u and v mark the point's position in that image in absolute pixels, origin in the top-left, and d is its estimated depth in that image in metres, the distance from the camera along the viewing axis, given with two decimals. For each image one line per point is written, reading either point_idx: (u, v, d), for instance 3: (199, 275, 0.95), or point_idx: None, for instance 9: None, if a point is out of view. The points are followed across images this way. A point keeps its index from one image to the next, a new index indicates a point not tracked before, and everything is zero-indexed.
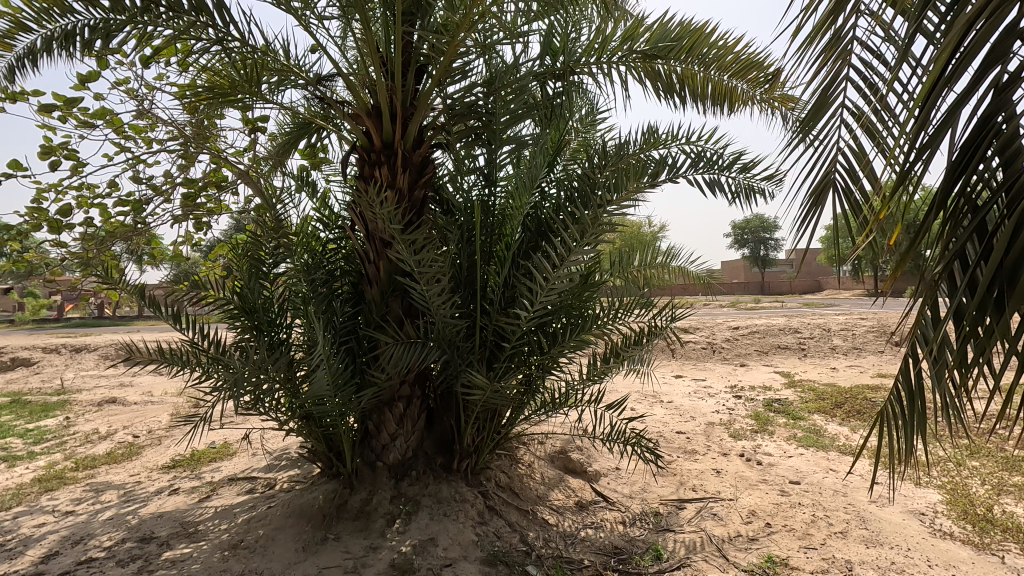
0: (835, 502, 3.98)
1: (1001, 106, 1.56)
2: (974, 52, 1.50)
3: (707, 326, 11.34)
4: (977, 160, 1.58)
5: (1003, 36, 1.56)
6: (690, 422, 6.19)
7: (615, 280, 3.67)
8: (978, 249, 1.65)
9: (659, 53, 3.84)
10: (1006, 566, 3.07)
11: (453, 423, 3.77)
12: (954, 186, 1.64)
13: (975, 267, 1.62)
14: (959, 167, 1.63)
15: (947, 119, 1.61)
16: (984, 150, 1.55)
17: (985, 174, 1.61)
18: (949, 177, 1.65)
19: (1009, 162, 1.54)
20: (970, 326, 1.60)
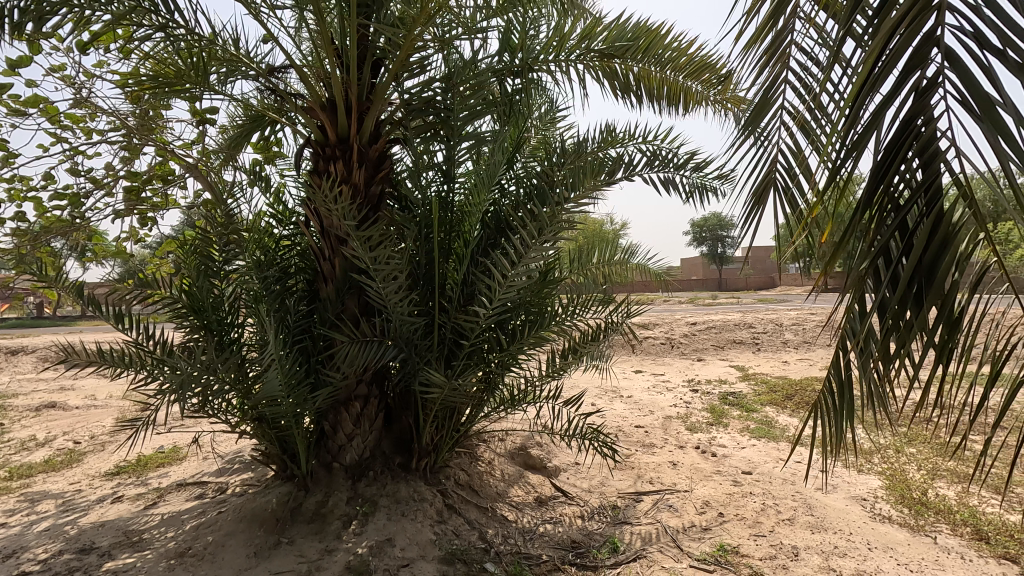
0: (784, 490, 4.13)
1: (920, 109, 1.63)
2: (896, 56, 1.56)
3: (667, 322, 11.58)
4: (899, 161, 1.64)
5: (923, 42, 1.63)
6: (648, 416, 6.32)
7: (575, 278, 3.77)
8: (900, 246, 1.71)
9: (616, 53, 3.90)
10: (938, 546, 3.26)
11: (411, 422, 3.74)
12: (879, 185, 1.70)
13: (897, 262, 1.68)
14: (883, 168, 1.68)
15: (872, 121, 1.67)
16: (906, 152, 1.61)
17: (906, 174, 1.67)
18: (874, 177, 1.70)
19: (927, 163, 1.60)
20: (892, 319, 1.66)
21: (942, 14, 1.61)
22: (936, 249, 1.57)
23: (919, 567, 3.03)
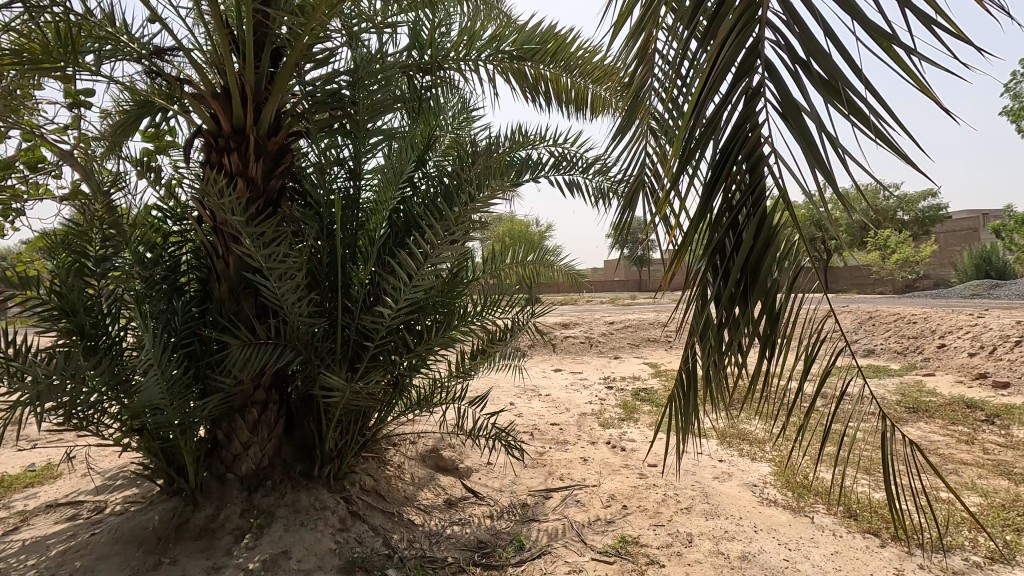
0: (684, 480, 4.35)
1: (751, 111, 1.21)
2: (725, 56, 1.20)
3: (586, 321, 11.90)
4: (735, 165, 1.20)
5: (745, 24, 1.22)
6: (564, 414, 6.46)
7: (487, 279, 3.74)
8: (730, 248, 1.26)
9: (524, 55, 3.92)
10: (816, 524, 3.55)
11: (314, 428, 3.58)
12: (714, 197, 1.24)
13: (729, 265, 1.26)
14: (717, 175, 1.23)
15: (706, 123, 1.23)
16: (740, 156, 1.19)
17: (739, 179, 1.23)
18: (708, 186, 1.24)
19: (757, 167, 1.19)
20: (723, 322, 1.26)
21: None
22: (761, 243, 1.19)
23: (797, 544, 3.27)
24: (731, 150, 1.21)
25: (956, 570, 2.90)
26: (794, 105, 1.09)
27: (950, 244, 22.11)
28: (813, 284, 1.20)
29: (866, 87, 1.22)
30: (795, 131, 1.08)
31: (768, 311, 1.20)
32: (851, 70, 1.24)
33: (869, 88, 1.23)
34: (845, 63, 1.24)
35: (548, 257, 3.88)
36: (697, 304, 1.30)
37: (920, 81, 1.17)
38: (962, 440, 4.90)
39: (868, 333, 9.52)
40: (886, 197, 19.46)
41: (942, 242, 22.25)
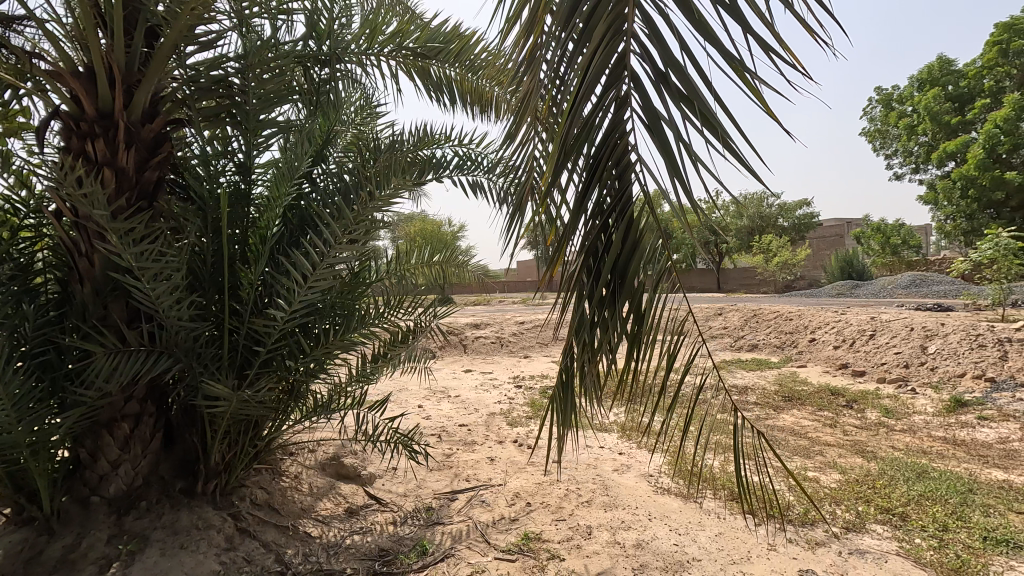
0: (586, 474, 4.49)
1: (620, 118, 1.25)
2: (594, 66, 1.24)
3: (497, 321, 11.99)
4: (607, 169, 1.24)
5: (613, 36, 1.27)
6: (472, 414, 6.45)
7: (390, 279, 3.57)
8: (604, 250, 1.31)
9: (429, 53, 3.86)
10: (703, 509, 3.80)
11: (197, 441, 3.30)
12: (589, 199, 1.27)
13: (602, 266, 1.31)
14: (591, 178, 1.26)
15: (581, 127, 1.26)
16: (611, 160, 1.23)
17: (611, 182, 1.27)
18: (584, 188, 1.27)
19: (626, 171, 1.24)
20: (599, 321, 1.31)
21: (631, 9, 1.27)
22: (629, 246, 1.27)
23: (685, 529, 3.48)
24: (602, 156, 1.25)
25: (819, 540, 3.20)
26: (656, 114, 1.14)
27: (820, 248, 24.74)
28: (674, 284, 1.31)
29: (720, 101, 1.32)
30: (657, 139, 1.13)
31: (636, 309, 1.28)
32: (705, 84, 1.32)
33: (720, 102, 1.32)
34: (700, 76, 1.31)
35: (453, 258, 3.86)
36: (571, 305, 1.32)
37: (761, 98, 1.28)
38: (826, 424, 5.48)
39: (752, 329, 10.39)
40: (768, 205, 21.36)
41: (814, 247, 24.84)
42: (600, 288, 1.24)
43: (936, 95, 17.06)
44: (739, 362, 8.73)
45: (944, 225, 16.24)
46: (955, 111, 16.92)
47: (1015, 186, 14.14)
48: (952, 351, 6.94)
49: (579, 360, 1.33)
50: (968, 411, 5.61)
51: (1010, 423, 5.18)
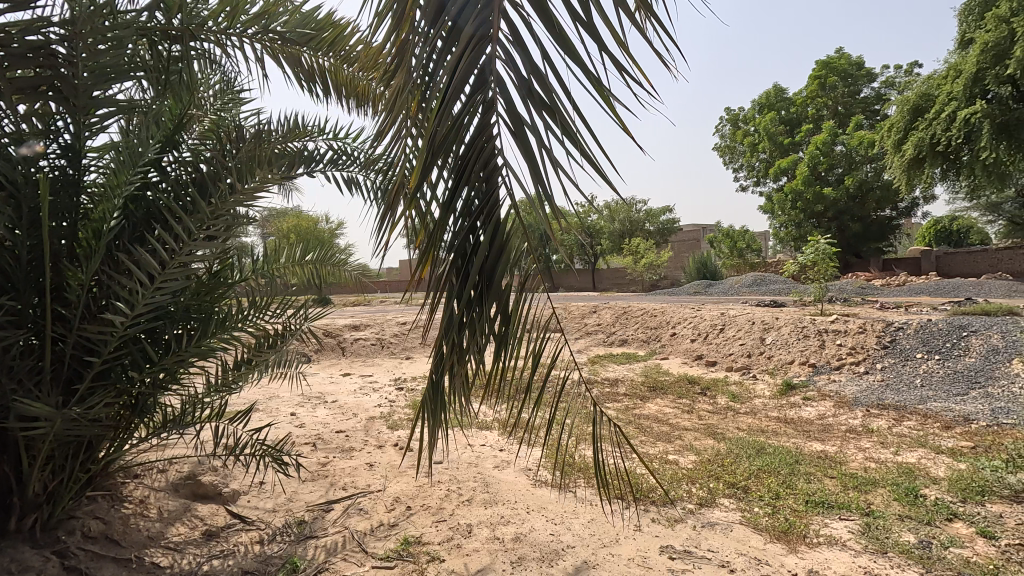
0: (467, 473, 4.49)
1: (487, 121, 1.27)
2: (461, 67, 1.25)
3: (378, 323, 11.63)
4: (474, 171, 1.25)
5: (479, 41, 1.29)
6: (350, 420, 6.19)
7: (255, 279, 3.23)
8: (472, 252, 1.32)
9: (298, 40, 3.59)
10: (578, 497, 3.98)
11: (8, 470, 2.78)
12: (456, 200, 1.27)
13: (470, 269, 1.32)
14: (458, 179, 1.26)
15: (448, 127, 1.25)
16: (478, 162, 1.25)
17: (478, 184, 1.29)
18: (451, 189, 1.26)
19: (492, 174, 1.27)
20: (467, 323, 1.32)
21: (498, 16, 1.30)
22: (495, 248, 1.30)
23: (561, 518, 3.63)
24: (470, 158, 1.26)
25: (678, 517, 3.50)
26: (519, 120, 1.17)
27: (681, 251, 27.23)
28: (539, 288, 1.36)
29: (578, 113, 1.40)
30: (520, 144, 1.16)
31: (502, 310, 1.31)
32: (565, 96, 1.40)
33: (578, 111, 1.40)
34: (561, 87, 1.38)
35: (328, 256, 3.66)
36: (439, 306, 1.32)
37: (615, 110, 1.37)
38: (684, 411, 6.03)
39: (623, 325, 11.14)
40: (637, 210, 23.06)
41: (676, 249, 27.28)
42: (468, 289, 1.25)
43: (772, 119, 19.57)
44: (612, 356, 9.31)
45: (778, 232, 18.68)
46: (786, 134, 19.55)
47: (830, 200, 16.69)
48: (783, 341, 8.00)
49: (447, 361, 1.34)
50: (795, 393, 6.51)
51: (826, 401, 6.09)
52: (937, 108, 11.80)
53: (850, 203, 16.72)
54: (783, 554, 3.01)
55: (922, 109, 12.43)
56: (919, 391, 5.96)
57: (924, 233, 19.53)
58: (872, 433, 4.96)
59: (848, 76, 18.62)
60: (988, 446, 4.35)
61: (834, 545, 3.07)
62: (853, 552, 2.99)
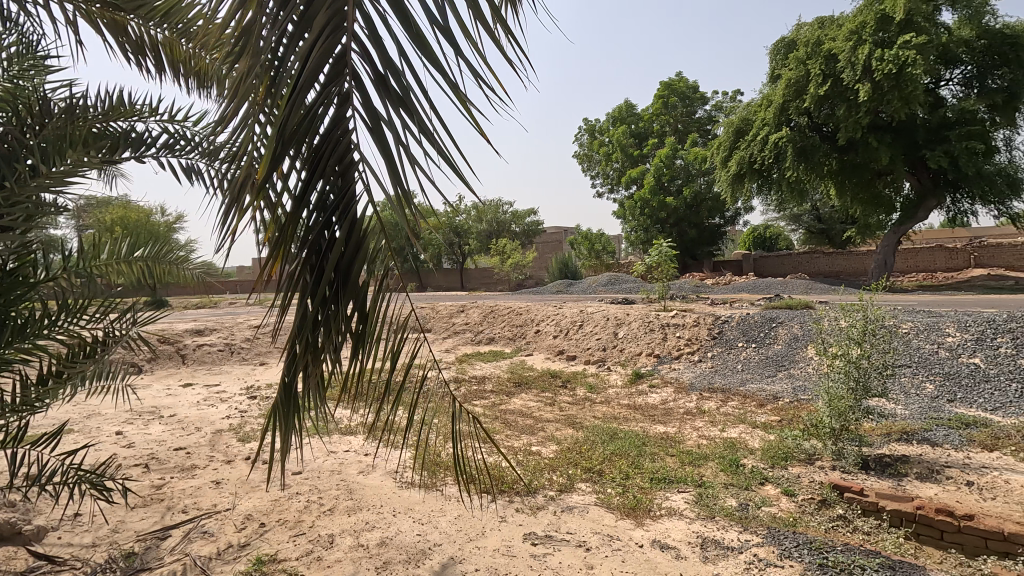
0: (329, 481, 4.27)
1: (341, 113, 1.23)
2: (314, 55, 1.19)
3: (227, 327, 10.60)
4: (329, 165, 1.20)
5: (332, 30, 1.24)
6: (193, 435, 5.56)
7: (65, 280, 2.64)
8: (326, 250, 1.26)
9: (122, 6, 3.14)
10: (445, 495, 3.96)
11: None
12: (310, 194, 1.20)
13: (324, 267, 1.26)
14: (312, 172, 1.20)
15: (301, 116, 1.18)
16: (331, 156, 1.20)
17: (333, 179, 1.23)
18: (304, 182, 1.20)
19: (348, 169, 1.23)
20: (323, 324, 1.27)
21: (354, 8, 1.27)
22: (353, 245, 1.26)
23: (428, 517, 3.60)
24: (323, 151, 1.20)
25: (540, 505, 3.68)
26: (376, 116, 1.15)
27: (545, 251, 28.51)
28: (398, 286, 1.36)
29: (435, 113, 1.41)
30: (378, 140, 1.14)
31: (361, 309, 1.28)
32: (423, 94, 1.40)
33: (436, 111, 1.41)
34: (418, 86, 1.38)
35: (165, 252, 3.07)
36: (291, 305, 1.24)
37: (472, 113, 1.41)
38: (547, 404, 6.34)
39: (490, 324, 11.38)
40: (503, 211, 23.69)
41: (540, 250, 28.53)
42: (322, 287, 1.20)
43: (623, 131, 21.32)
44: (479, 354, 9.47)
45: (629, 235, 20.40)
46: (636, 146, 21.42)
47: (672, 207, 18.64)
48: (633, 335, 8.76)
49: (300, 363, 1.27)
50: (643, 381, 7.17)
51: (668, 388, 6.79)
52: (754, 131, 13.73)
53: (688, 211, 18.80)
54: (632, 528, 3.31)
55: (743, 131, 14.39)
56: (741, 375, 6.90)
57: (745, 239, 22.62)
58: (704, 414, 5.64)
59: (686, 98, 20.91)
60: (790, 419, 5.18)
61: (673, 515, 3.45)
62: (688, 520, 3.38)
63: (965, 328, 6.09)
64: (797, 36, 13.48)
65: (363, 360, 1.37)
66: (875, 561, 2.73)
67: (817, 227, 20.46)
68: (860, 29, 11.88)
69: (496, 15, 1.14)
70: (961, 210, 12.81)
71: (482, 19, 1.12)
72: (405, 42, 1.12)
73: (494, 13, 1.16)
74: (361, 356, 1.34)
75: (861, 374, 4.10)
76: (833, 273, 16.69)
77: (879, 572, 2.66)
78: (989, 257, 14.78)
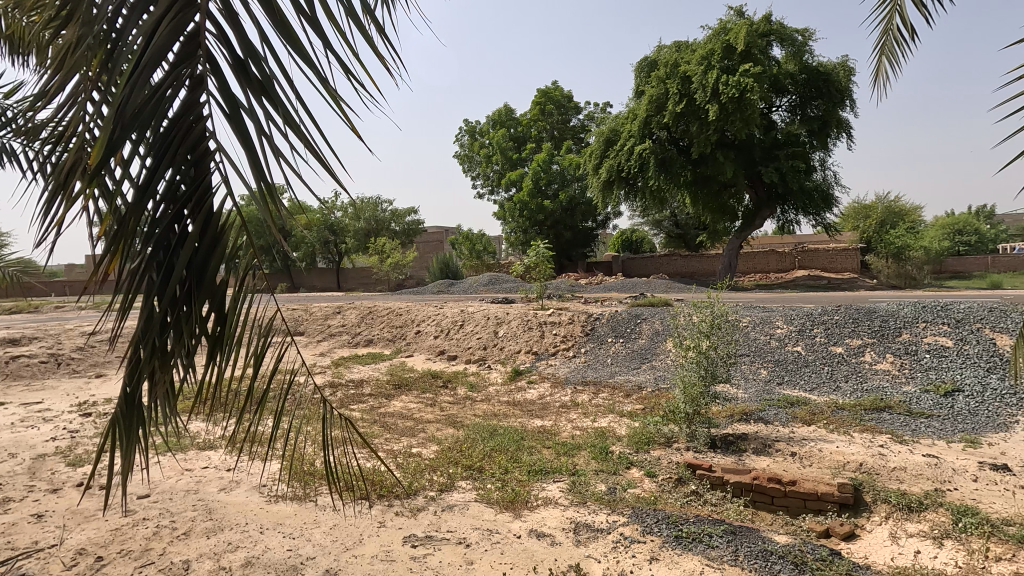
0: (184, 502, 3.84)
1: (194, 98, 1.12)
2: (161, 32, 1.08)
3: (52, 335, 9.10)
4: (179, 154, 1.09)
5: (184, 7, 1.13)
6: (4, 463, 4.69)
7: None
8: (177, 247, 1.15)
9: None
10: (319, 505, 3.74)
11: None
12: (156, 184, 1.09)
13: (174, 265, 1.14)
14: (158, 160, 1.08)
15: (144, 97, 1.06)
16: (181, 143, 1.09)
17: (184, 168, 1.13)
18: (149, 171, 1.08)
19: (202, 159, 1.13)
20: (174, 327, 1.15)
21: None
22: (208, 241, 1.16)
23: (300, 531, 3.39)
24: (173, 137, 1.09)
25: (420, 506, 3.65)
26: (235, 103, 1.07)
27: (426, 251, 28.19)
28: (262, 286, 1.28)
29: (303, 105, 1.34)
30: (237, 129, 1.06)
31: (218, 310, 1.18)
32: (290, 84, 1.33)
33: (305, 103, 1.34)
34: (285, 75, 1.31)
35: None
36: (134, 307, 1.11)
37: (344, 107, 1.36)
38: (428, 405, 6.29)
39: (368, 325, 10.99)
40: (382, 209, 23.03)
41: (421, 250, 28.16)
42: (173, 287, 1.10)
43: (503, 134, 21.83)
44: (357, 357, 9.11)
45: (509, 236, 20.89)
46: (514, 149, 22.00)
47: (549, 210, 19.42)
48: (513, 333, 9.00)
49: (145, 371, 1.15)
50: (522, 378, 7.40)
51: (545, 383, 7.08)
52: (621, 142, 14.78)
53: (564, 214, 19.71)
54: (510, 521, 3.41)
55: (612, 141, 15.41)
56: (610, 368, 7.39)
57: (614, 242, 24.23)
58: (578, 406, 5.96)
59: (561, 106, 21.89)
60: (652, 407, 5.66)
61: (548, 504, 3.61)
62: (562, 507, 3.56)
63: (790, 321, 7.08)
64: (658, 57, 14.74)
65: (222, 365, 1.26)
66: (720, 529, 3.09)
67: (675, 231, 22.53)
68: (709, 56, 13.39)
69: (366, 10, 1.12)
70: (788, 219, 14.87)
71: (352, 13, 1.09)
72: (268, 28, 1.06)
73: (364, 7, 1.14)
74: (219, 361, 1.23)
75: (709, 363, 4.61)
76: (689, 273, 18.50)
77: (723, 537, 3.01)
78: (808, 260, 17.33)
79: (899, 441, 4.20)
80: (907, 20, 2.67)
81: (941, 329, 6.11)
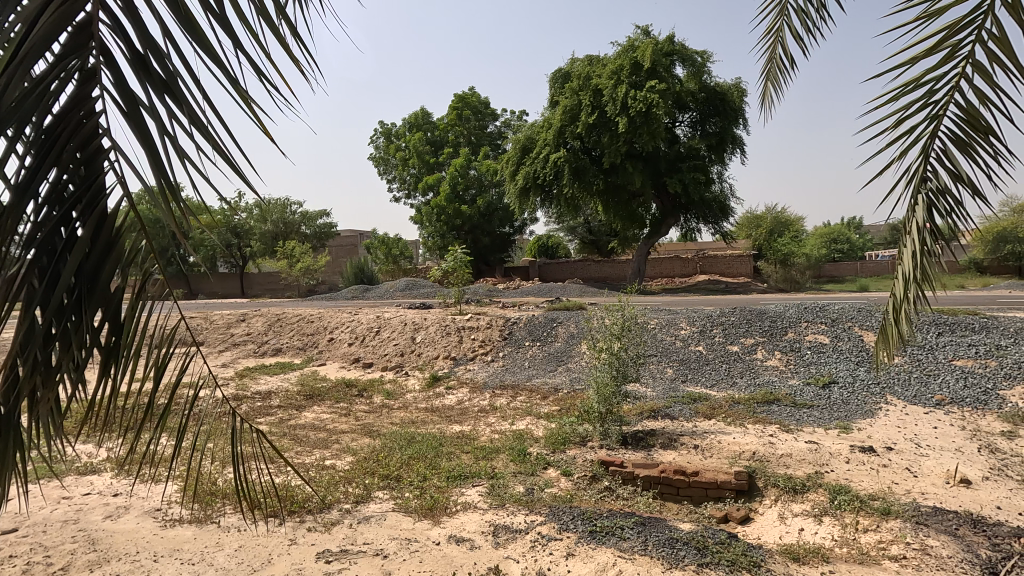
0: (61, 535, 3.44)
1: (85, 95, 1.03)
2: (50, 26, 0.99)
3: None
4: (66, 153, 1.01)
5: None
6: None
7: None
8: (61, 249, 1.04)
9: None
10: (222, 527, 3.49)
11: None
12: (40, 184, 0.99)
13: (58, 270, 1.05)
14: (44, 155, 0.98)
15: (26, 87, 0.97)
16: (68, 141, 1.01)
17: (71, 167, 1.03)
18: (32, 169, 0.98)
19: (93, 160, 1.05)
20: (62, 336, 1.07)
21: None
22: (101, 245, 1.08)
23: (201, 555, 3.15)
24: (60, 133, 1.00)
25: (334, 520, 3.53)
26: (134, 99, 1.01)
27: (339, 255, 27.14)
28: (164, 294, 1.21)
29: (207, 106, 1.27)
30: (137, 127, 1.00)
31: (113, 319, 1.10)
32: None
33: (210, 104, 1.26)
34: None
35: None
36: (13, 316, 1.01)
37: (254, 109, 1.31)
38: (342, 414, 6.08)
39: (276, 333, 10.43)
40: (291, 211, 21.93)
41: (333, 254, 27.09)
42: (59, 296, 1.01)
43: (419, 138, 21.65)
44: (264, 367, 8.60)
45: (426, 240, 20.65)
46: (432, 153, 21.84)
47: (467, 215, 19.47)
48: (431, 338, 8.93)
49: (25, 389, 1.06)
50: (441, 384, 7.36)
51: (464, 388, 7.09)
52: (537, 149, 15.13)
53: (481, 219, 19.82)
54: (430, 528, 3.39)
55: (528, 149, 15.73)
56: (528, 371, 7.54)
57: (531, 247, 24.70)
58: (496, 410, 6.03)
59: (478, 112, 21.99)
60: (567, 408, 5.85)
61: (468, 509, 3.63)
62: (482, 511, 3.59)
63: (692, 322, 7.60)
64: (571, 69, 15.27)
65: (118, 378, 1.17)
66: (631, 521, 3.26)
67: (589, 238, 23.47)
68: (618, 71, 14.08)
69: (279, 11, 1.10)
70: (690, 227, 15.93)
71: (264, 14, 1.07)
72: (173, 21, 1.00)
73: (276, 8, 1.12)
74: (114, 373, 1.15)
75: (620, 363, 4.85)
76: (601, 278, 19.26)
77: (634, 529, 3.18)
78: (708, 266, 18.64)
79: (786, 430, 4.64)
80: (788, 51, 2.98)
81: (819, 328, 6.83)
